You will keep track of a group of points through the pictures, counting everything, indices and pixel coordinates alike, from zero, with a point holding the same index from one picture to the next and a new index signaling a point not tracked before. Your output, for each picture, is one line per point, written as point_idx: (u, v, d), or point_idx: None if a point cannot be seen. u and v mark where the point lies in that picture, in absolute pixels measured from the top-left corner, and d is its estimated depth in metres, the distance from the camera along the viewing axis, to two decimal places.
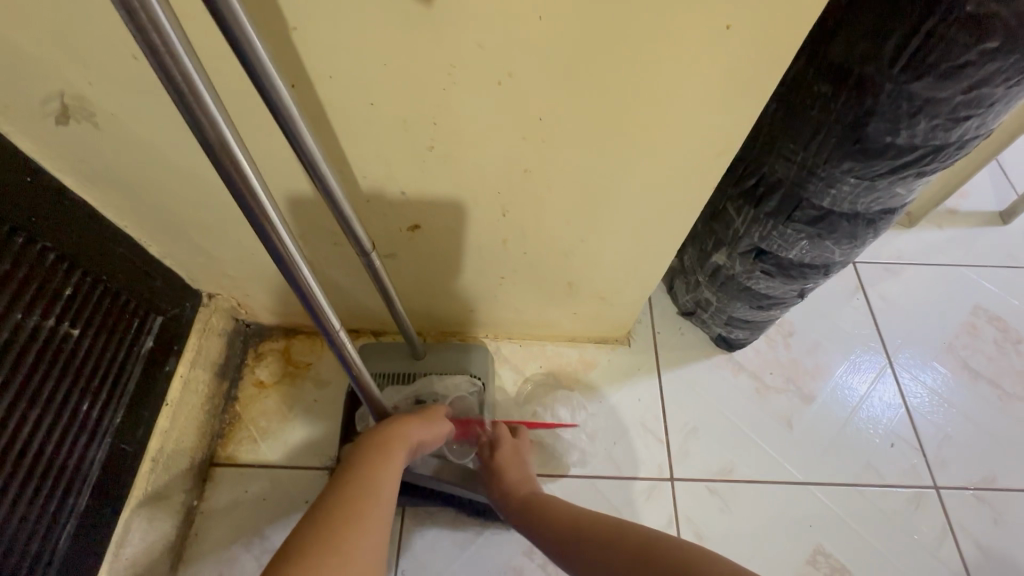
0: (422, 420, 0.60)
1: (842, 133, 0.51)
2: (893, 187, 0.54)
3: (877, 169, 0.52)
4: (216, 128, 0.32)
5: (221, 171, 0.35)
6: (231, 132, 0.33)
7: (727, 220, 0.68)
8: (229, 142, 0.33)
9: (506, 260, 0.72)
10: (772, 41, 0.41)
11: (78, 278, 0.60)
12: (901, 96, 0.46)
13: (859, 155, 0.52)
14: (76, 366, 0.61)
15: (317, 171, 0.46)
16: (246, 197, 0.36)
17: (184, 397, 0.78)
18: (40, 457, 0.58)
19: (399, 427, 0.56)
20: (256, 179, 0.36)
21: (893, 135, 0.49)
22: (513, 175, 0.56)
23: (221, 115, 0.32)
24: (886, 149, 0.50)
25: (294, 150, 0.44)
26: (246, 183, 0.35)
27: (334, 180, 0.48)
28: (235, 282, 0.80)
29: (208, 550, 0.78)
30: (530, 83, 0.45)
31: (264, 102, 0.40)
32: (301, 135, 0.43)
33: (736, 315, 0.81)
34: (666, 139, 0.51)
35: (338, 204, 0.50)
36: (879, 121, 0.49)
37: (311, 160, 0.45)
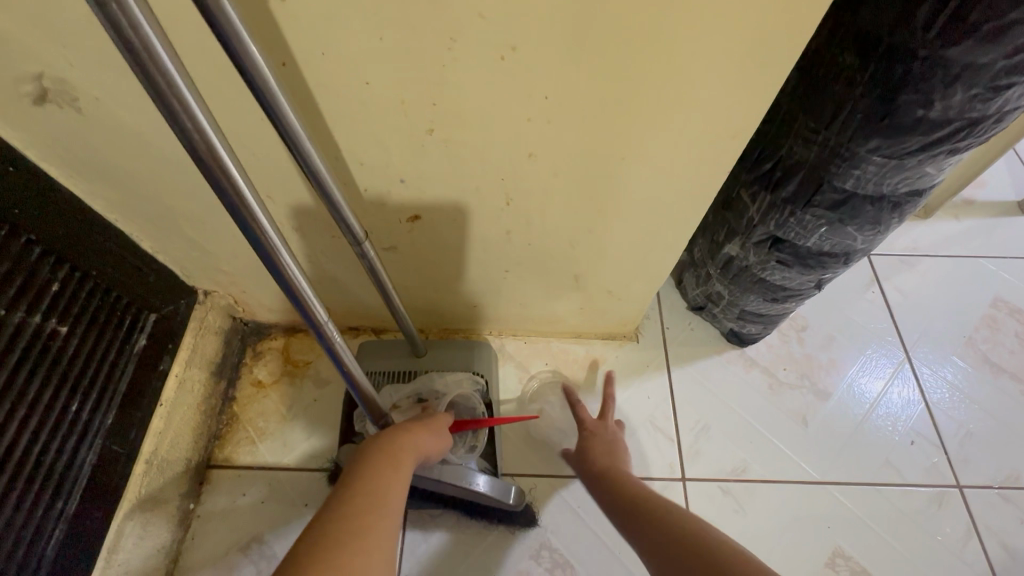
0: (429, 429, 0.57)
1: (870, 107, 0.48)
2: (922, 166, 0.51)
3: (907, 147, 0.50)
4: (178, 94, 0.29)
5: (187, 145, 0.31)
6: (195, 99, 0.30)
7: (741, 208, 0.66)
8: (194, 109, 0.30)
9: (510, 253, 0.69)
10: (799, 11, 0.39)
11: (65, 273, 0.58)
12: (936, 63, 0.43)
13: (888, 132, 0.49)
14: (65, 365, 0.59)
15: (300, 150, 0.43)
16: (217, 172, 0.33)
17: (180, 397, 0.75)
18: (26, 458, 0.55)
19: (405, 435, 0.54)
20: (228, 154, 0.33)
21: (925, 108, 0.46)
22: (517, 160, 0.53)
23: (183, 79, 0.29)
24: (918, 124, 0.47)
25: (275, 130, 0.41)
26: (215, 157, 0.32)
27: (321, 162, 0.44)
28: (232, 278, 0.78)
29: (205, 556, 0.76)
30: (538, 58, 0.43)
31: (240, 75, 0.36)
32: (282, 111, 0.39)
33: (749, 308, 0.78)
34: (679, 118, 0.48)
35: (327, 188, 0.47)
36: (910, 93, 0.46)
37: (296, 140, 0.42)
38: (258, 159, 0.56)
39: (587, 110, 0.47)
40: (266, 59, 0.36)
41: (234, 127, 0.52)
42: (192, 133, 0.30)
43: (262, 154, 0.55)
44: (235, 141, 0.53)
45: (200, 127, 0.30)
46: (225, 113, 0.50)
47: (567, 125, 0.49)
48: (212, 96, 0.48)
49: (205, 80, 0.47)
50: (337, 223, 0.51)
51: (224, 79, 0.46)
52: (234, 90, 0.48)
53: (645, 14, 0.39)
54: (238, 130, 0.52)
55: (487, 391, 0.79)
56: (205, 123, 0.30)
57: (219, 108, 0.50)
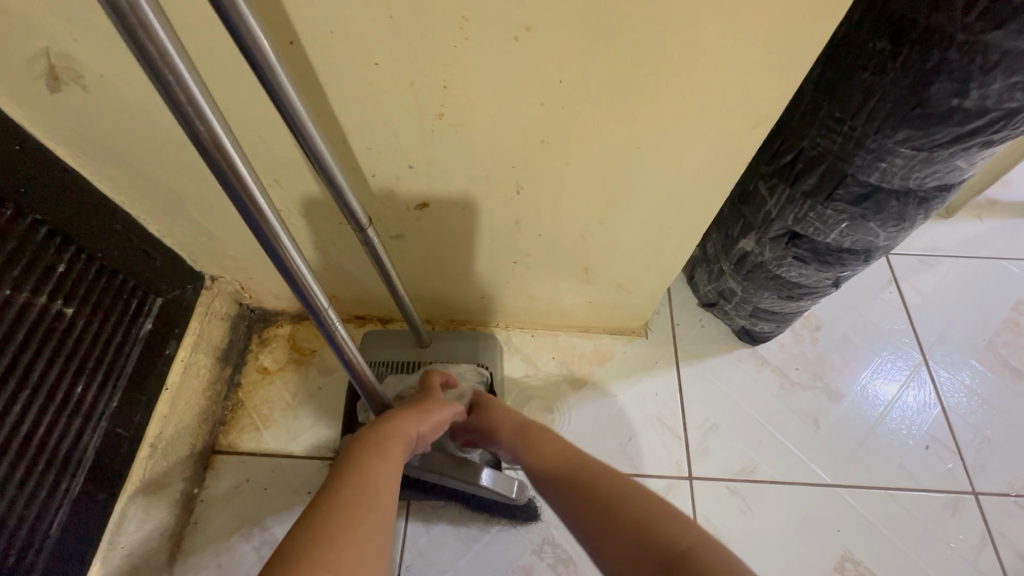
0: (421, 416, 0.57)
1: (900, 96, 0.47)
2: (953, 160, 0.49)
3: (938, 138, 0.47)
4: (168, 63, 0.27)
5: (180, 118, 0.30)
6: (188, 70, 0.28)
7: (758, 202, 0.64)
8: (185, 79, 0.28)
9: (519, 243, 0.68)
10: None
11: (71, 255, 0.58)
12: (975, 49, 0.41)
13: (918, 122, 0.47)
14: (70, 346, 0.59)
15: (302, 130, 0.41)
16: (208, 145, 0.31)
17: (185, 381, 0.75)
18: (31, 438, 0.55)
19: (396, 424, 0.53)
20: (222, 129, 0.31)
21: (961, 97, 0.44)
22: (530, 147, 0.52)
23: (176, 50, 0.27)
24: (951, 114, 0.45)
25: (275, 107, 0.39)
26: (211, 131, 0.30)
27: (323, 143, 0.43)
28: (239, 264, 0.77)
29: (208, 540, 0.76)
30: (553, 40, 0.41)
31: (238, 48, 0.34)
32: (283, 88, 0.37)
33: (762, 306, 0.76)
34: (697, 105, 0.46)
35: (328, 170, 0.45)
36: (945, 80, 0.44)
37: (297, 120, 0.40)
38: (266, 144, 0.55)
39: (602, 97, 0.46)
40: (266, 34, 0.34)
41: (241, 110, 0.51)
42: (186, 108, 0.29)
43: (269, 139, 0.54)
44: (243, 124, 0.52)
45: (194, 101, 0.29)
46: (232, 96, 0.49)
47: (583, 112, 0.47)
48: (220, 78, 0.47)
49: (212, 62, 0.46)
50: (339, 206, 0.50)
51: (230, 59, 0.45)
52: (242, 72, 0.46)
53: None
54: (244, 113, 0.51)
55: (491, 382, 0.78)
56: (198, 97, 0.29)
57: (226, 91, 0.49)
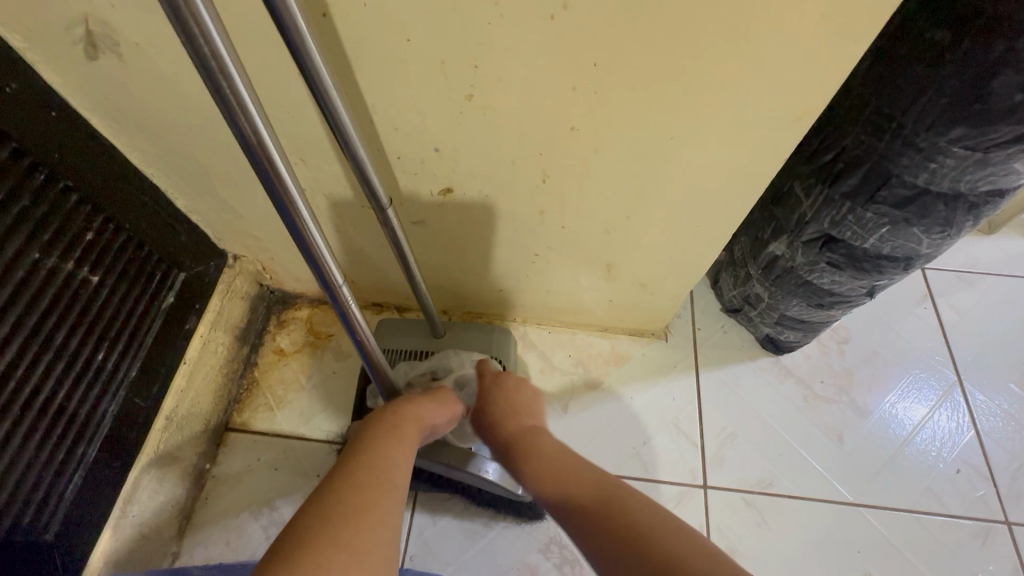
0: (435, 400, 0.56)
1: (957, 91, 0.44)
2: (1009, 162, 0.46)
3: (996, 137, 0.45)
4: (195, 14, 0.26)
5: (204, 73, 0.29)
6: (214, 22, 0.27)
7: (792, 203, 0.62)
8: (211, 33, 0.27)
9: (541, 236, 0.67)
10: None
11: (100, 224, 0.59)
12: None
13: (976, 119, 0.44)
14: (95, 314, 0.60)
15: (326, 99, 0.40)
16: (231, 103, 0.30)
17: (203, 357, 0.76)
18: (50, 402, 0.56)
19: (411, 406, 0.53)
20: (246, 91, 0.30)
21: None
22: (559, 134, 0.51)
23: (206, 4, 0.26)
24: (1013, 111, 0.43)
25: (301, 75, 0.38)
26: (233, 88, 0.29)
27: (348, 117, 0.42)
28: (262, 244, 0.78)
29: (216, 516, 0.76)
30: (590, 20, 0.40)
31: (268, 9, 0.33)
32: (309, 54, 0.36)
33: (790, 314, 0.73)
34: (736, 96, 0.44)
35: (352, 146, 0.45)
36: (1010, 73, 0.41)
37: (323, 90, 0.40)
38: (294, 121, 0.55)
39: (639, 81, 0.44)
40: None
41: (271, 85, 0.51)
42: (210, 63, 0.28)
43: (297, 118, 0.54)
44: (272, 100, 0.52)
45: (218, 54, 0.28)
46: (263, 71, 0.49)
47: (616, 98, 0.46)
48: (251, 51, 0.47)
49: (245, 34, 0.45)
50: (359, 183, 0.49)
51: (262, 32, 0.45)
52: (274, 45, 0.46)
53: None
54: (274, 88, 0.51)
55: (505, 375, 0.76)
56: (223, 54, 0.28)
57: (257, 65, 0.49)
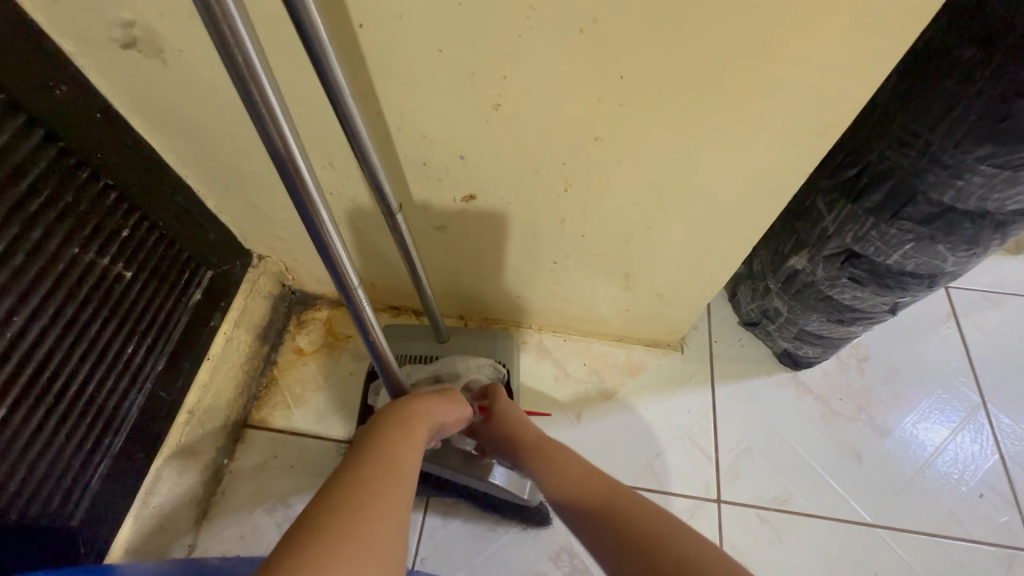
0: (442, 396, 0.57)
1: (985, 109, 0.44)
2: None
3: (1023, 157, 0.44)
4: (230, 24, 0.28)
5: (237, 80, 0.30)
6: (245, 29, 0.28)
7: (814, 218, 0.61)
8: (244, 41, 0.28)
9: (561, 244, 0.67)
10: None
11: (136, 221, 0.61)
12: None
13: (1004, 138, 0.44)
14: (126, 307, 0.62)
15: (341, 103, 0.41)
16: (261, 109, 0.32)
17: (226, 354, 0.78)
18: (82, 393, 0.58)
19: (419, 402, 0.53)
20: (275, 97, 0.32)
21: None
22: (582, 144, 0.51)
23: (240, 14, 0.28)
24: None
25: (319, 80, 0.40)
26: (264, 96, 0.31)
27: (361, 122, 0.44)
28: (287, 246, 0.80)
29: (233, 511, 0.78)
30: (618, 34, 0.41)
31: (290, 17, 0.35)
32: (328, 62, 0.38)
33: (809, 329, 0.73)
34: (761, 110, 0.45)
35: (363, 149, 0.46)
36: None
37: (339, 95, 0.41)
38: (324, 128, 0.56)
39: (665, 92, 0.45)
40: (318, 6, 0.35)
41: (305, 92, 0.52)
42: (241, 69, 0.30)
43: (327, 124, 0.56)
44: (305, 107, 0.54)
45: (249, 61, 0.29)
46: (298, 79, 0.51)
47: (641, 110, 0.47)
48: (288, 60, 0.49)
49: (283, 42, 0.47)
50: (371, 188, 0.51)
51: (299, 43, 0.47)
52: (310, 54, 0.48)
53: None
54: (307, 95, 0.53)
55: (507, 380, 0.78)
56: (254, 61, 0.30)
57: (292, 73, 0.50)
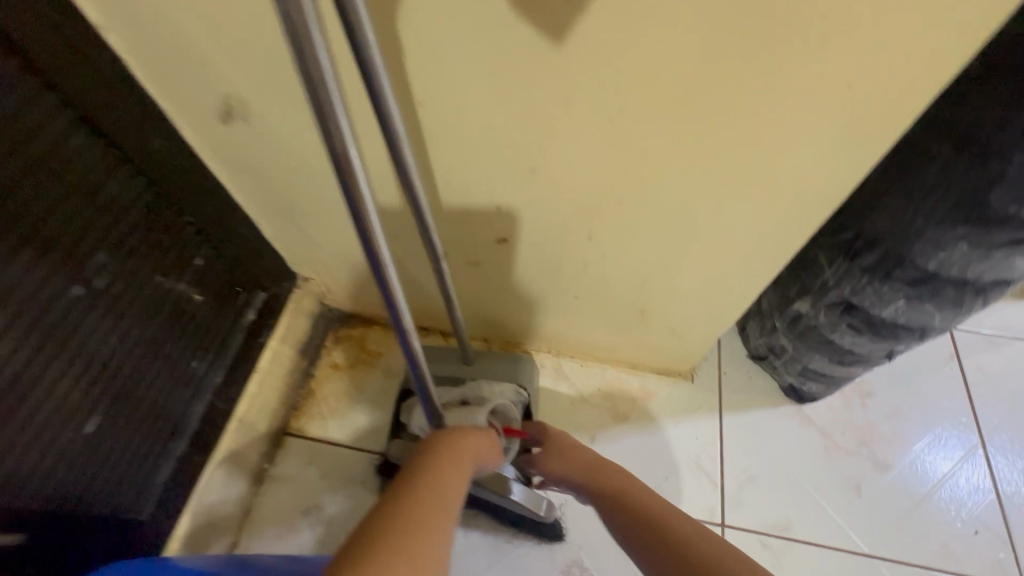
0: (478, 433, 0.62)
1: (957, 200, 0.50)
2: (1011, 259, 0.52)
3: (996, 240, 0.50)
4: (343, 145, 0.34)
5: (340, 182, 0.36)
6: (352, 148, 0.34)
7: (816, 269, 0.67)
8: (350, 159, 0.34)
9: (582, 281, 0.73)
10: (921, 91, 0.40)
11: (207, 251, 0.70)
12: None
13: (976, 223, 0.50)
14: (195, 327, 0.70)
15: (405, 171, 0.47)
16: (357, 208, 0.37)
17: (272, 369, 0.86)
18: (156, 402, 0.66)
19: (458, 439, 0.59)
20: (368, 196, 0.37)
21: (1019, 206, 0.47)
22: (607, 200, 0.58)
23: (350, 135, 0.34)
24: (1009, 221, 0.48)
25: (391, 157, 0.46)
26: (360, 196, 0.36)
27: (422, 188, 0.50)
28: (330, 270, 0.87)
29: (272, 512, 0.85)
30: (643, 117, 0.47)
31: (376, 111, 0.41)
32: (401, 144, 0.44)
33: (813, 367, 0.78)
34: (767, 181, 0.51)
35: (421, 210, 0.52)
36: (1003, 191, 0.47)
37: (405, 168, 0.47)
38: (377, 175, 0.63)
39: (684, 161, 0.51)
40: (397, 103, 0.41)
41: (363, 147, 0.59)
42: (344, 176, 0.35)
43: (380, 173, 0.63)
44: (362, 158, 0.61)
45: (353, 173, 0.35)
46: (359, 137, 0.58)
47: (660, 176, 0.53)
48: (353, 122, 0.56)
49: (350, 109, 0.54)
50: (423, 239, 0.56)
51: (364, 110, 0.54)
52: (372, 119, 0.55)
53: (761, 83, 0.42)
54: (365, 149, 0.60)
55: (528, 403, 0.85)
56: (357, 169, 0.35)
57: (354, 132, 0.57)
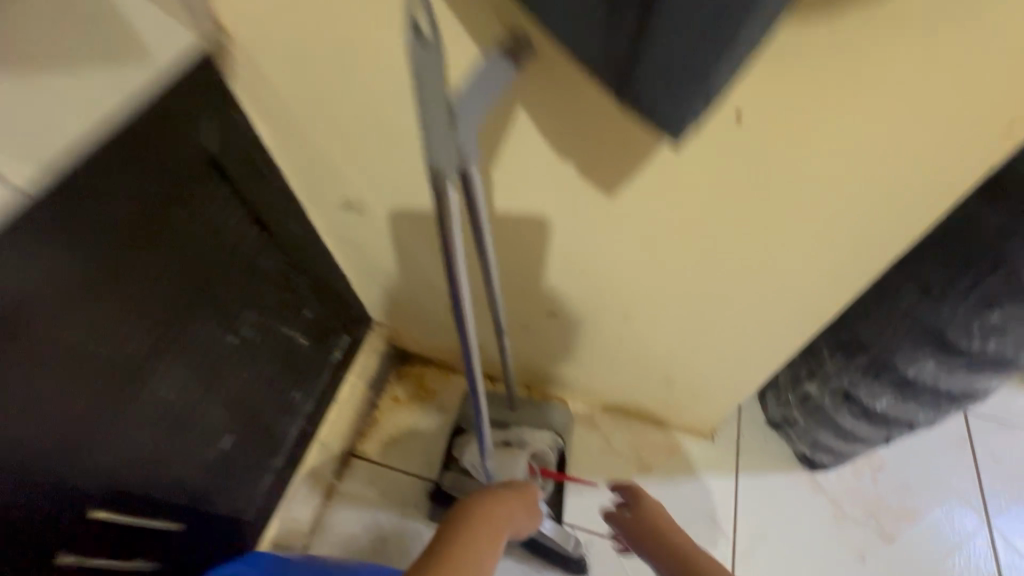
0: (501, 499, 0.66)
1: (921, 331, 0.62)
2: (972, 378, 0.63)
3: (955, 363, 0.62)
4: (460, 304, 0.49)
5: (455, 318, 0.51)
6: (467, 303, 0.49)
7: (819, 360, 0.77)
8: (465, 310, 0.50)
9: (617, 350, 0.85)
10: (900, 249, 0.51)
11: (316, 306, 0.86)
12: (973, 316, 0.57)
13: (939, 349, 0.62)
14: (300, 366, 0.87)
15: (492, 294, 0.61)
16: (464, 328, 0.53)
17: (348, 400, 1.03)
18: (268, 427, 0.83)
19: (482, 505, 0.64)
20: (470, 325, 0.53)
21: (968, 342, 0.59)
22: (641, 296, 0.70)
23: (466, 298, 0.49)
24: (963, 351, 0.60)
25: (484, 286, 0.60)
26: (465, 325, 0.52)
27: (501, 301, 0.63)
28: (399, 321, 1.02)
29: (338, 523, 1.00)
30: (673, 246, 0.59)
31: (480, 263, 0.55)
32: (493, 279, 0.58)
33: (822, 441, 0.88)
34: (774, 296, 0.62)
35: (497, 315, 0.66)
36: (955, 330, 0.59)
37: (492, 292, 0.60)
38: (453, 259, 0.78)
39: (706, 277, 0.63)
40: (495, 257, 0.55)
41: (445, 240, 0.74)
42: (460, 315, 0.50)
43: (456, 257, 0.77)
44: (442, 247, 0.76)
45: (464, 315, 0.50)
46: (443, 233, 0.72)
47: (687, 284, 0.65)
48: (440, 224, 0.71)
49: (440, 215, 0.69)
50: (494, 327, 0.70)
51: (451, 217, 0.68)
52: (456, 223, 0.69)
53: (769, 233, 0.54)
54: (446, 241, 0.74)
55: (562, 448, 0.97)
56: (467, 313, 0.50)
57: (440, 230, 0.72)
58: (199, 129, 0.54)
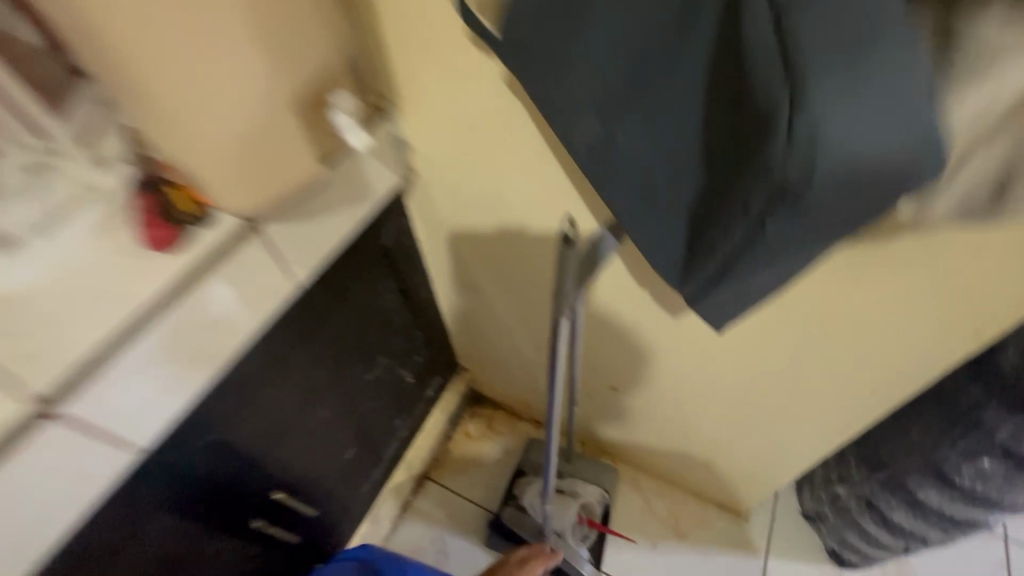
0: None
1: (923, 462, 0.75)
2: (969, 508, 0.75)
3: (952, 493, 0.75)
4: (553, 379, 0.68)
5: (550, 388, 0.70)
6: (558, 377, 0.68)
7: (846, 467, 0.88)
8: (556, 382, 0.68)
9: (668, 429, 0.99)
10: (907, 396, 0.64)
11: (425, 353, 1.08)
12: (958, 457, 0.71)
13: (938, 480, 0.75)
14: (405, 399, 1.08)
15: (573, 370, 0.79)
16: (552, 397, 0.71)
17: (431, 430, 1.24)
18: (376, 445, 1.04)
19: None
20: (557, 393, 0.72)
21: (960, 477, 0.72)
22: (694, 391, 0.84)
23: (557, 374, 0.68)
24: (957, 485, 0.73)
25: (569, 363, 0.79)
26: (555, 393, 0.70)
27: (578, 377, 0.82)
28: (482, 371, 1.21)
29: (410, 534, 1.19)
30: (723, 362, 0.74)
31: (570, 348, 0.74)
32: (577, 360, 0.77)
33: (849, 539, 0.97)
34: (806, 411, 0.75)
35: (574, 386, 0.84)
36: (948, 466, 0.72)
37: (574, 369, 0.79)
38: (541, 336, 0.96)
39: (750, 387, 0.76)
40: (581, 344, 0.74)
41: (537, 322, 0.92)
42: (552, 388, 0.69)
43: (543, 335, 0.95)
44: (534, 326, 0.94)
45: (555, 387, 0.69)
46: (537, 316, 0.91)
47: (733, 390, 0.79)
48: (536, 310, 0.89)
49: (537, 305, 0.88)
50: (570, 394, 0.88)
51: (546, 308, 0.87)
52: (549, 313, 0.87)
53: (803, 367, 0.68)
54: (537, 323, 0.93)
55: (608, 502, 1.12)
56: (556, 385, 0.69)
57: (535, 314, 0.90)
58: (383, 231, 0.75)
